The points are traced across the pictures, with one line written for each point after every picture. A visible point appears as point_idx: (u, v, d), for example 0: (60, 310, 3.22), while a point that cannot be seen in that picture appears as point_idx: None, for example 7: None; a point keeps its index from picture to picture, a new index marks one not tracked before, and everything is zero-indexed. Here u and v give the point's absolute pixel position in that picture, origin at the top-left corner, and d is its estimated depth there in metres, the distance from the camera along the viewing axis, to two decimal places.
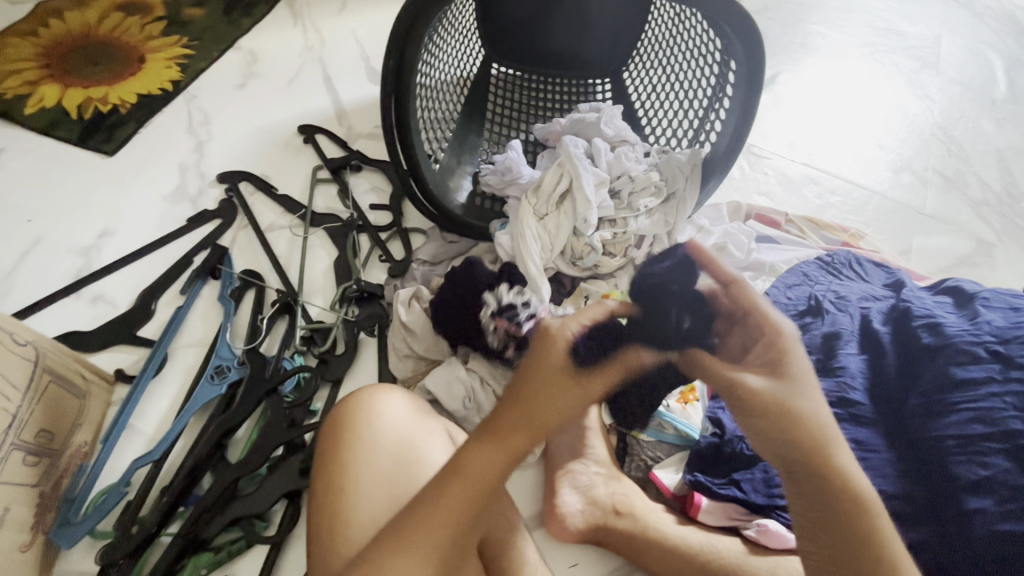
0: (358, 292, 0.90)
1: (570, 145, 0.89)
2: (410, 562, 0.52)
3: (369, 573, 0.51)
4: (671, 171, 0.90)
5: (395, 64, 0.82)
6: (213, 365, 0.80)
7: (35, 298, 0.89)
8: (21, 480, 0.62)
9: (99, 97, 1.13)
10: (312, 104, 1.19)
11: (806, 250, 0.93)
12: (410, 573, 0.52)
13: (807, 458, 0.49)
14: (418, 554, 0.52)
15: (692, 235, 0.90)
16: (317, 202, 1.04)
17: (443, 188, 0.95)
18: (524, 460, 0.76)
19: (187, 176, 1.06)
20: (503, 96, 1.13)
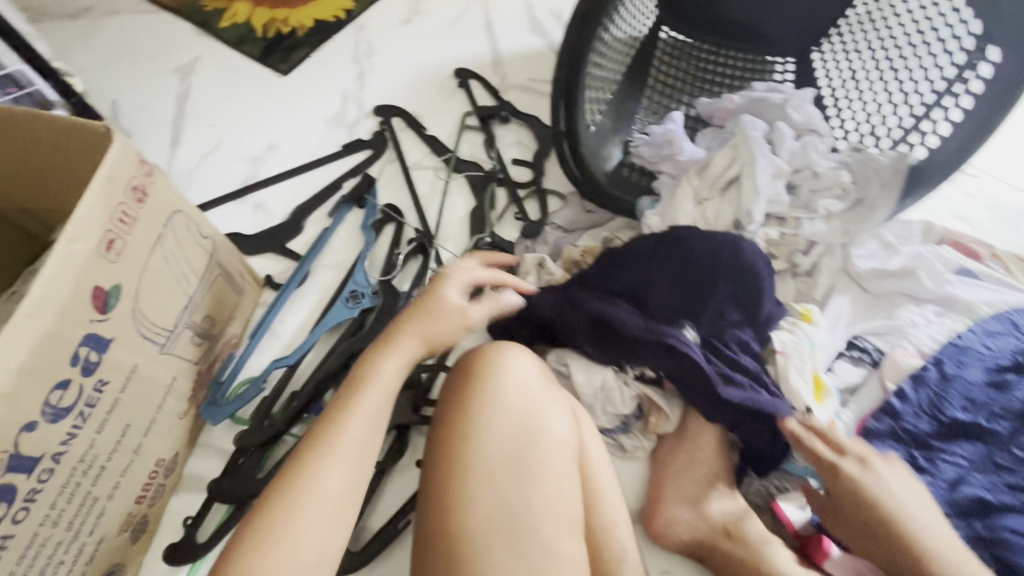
0: (489, 246, 0.90)
1: (748, 126, 0.79)
2: (329, 468, 0.52)
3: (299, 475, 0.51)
4: (865, 173, 0.77)
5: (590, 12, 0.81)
6: (349, 289, 0.82)
7: (209, 197, 0.98)
8: (186, 356, 0.69)
9: (281, 19, 1.20)
10: (470, 48, 1.18)
11: (1017, 295, 0.75)
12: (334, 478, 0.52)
13: (858, 505, 0.57)
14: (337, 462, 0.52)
15: (874, 252, 0.79)
16: (462, 148, 1.04)
17: (595, 153, 0.90)
18: (632, 452, 0.73)
19: (347, 104, 1.10)
20: (667, 68, 1.05)
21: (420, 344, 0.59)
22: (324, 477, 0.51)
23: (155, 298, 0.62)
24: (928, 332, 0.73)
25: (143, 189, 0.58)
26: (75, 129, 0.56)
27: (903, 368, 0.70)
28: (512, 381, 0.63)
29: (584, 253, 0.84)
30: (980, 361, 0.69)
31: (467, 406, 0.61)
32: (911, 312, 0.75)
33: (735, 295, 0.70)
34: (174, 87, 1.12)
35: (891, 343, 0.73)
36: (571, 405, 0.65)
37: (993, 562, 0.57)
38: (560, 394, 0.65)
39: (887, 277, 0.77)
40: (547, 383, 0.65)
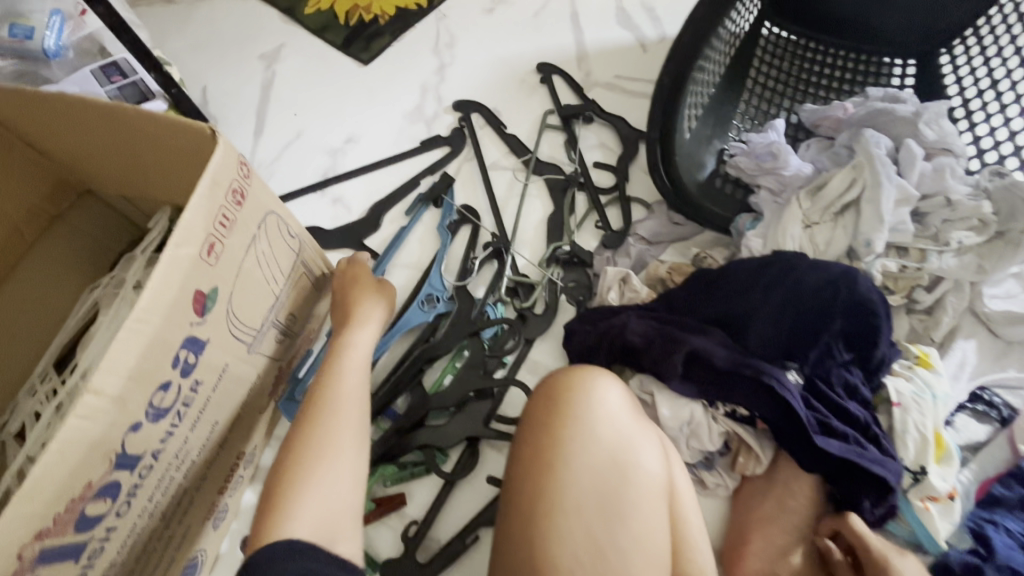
0: (568, 256, 0.86)
1: (870, 143, 0.71)
2: (337, 424, 0.59)
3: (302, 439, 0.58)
4: (1009, 203, 0.68)
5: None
6: (424, 291, 0.81)
7: (290, 188, 0.99)
8: (270, 353, 0.70)
9: (363, 6, 1.19)
10: (554, 40, 1.13)
11: None
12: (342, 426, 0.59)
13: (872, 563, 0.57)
14: (338, 416, 0.60)
15: (1012, 292, 0.70)
16: (542, 149, 1.00)
17: (689, 161, 0.84)
18: (713, 489, 0.69)
19: (426, 97, 1.08)
20: (771, 66, 0.97)
21: (370, 323, 0.71)
22: (333, 425, 0.59)
23: (246, 299, 0.63)
24: None
25: (241, 192, 0.58)
26: (174, 125, 0.55)
27: None
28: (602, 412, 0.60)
29: (671, 270, 0.79)
30: None
31: (555, 435, 0.59)
32: None
33: (849, 339, 0.64)
34: (259, 74, 1.13)
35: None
36: (660, 439, 0.62)
37: None
38: (650, 426, 0.62)
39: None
40: (638, 415, 0.62)
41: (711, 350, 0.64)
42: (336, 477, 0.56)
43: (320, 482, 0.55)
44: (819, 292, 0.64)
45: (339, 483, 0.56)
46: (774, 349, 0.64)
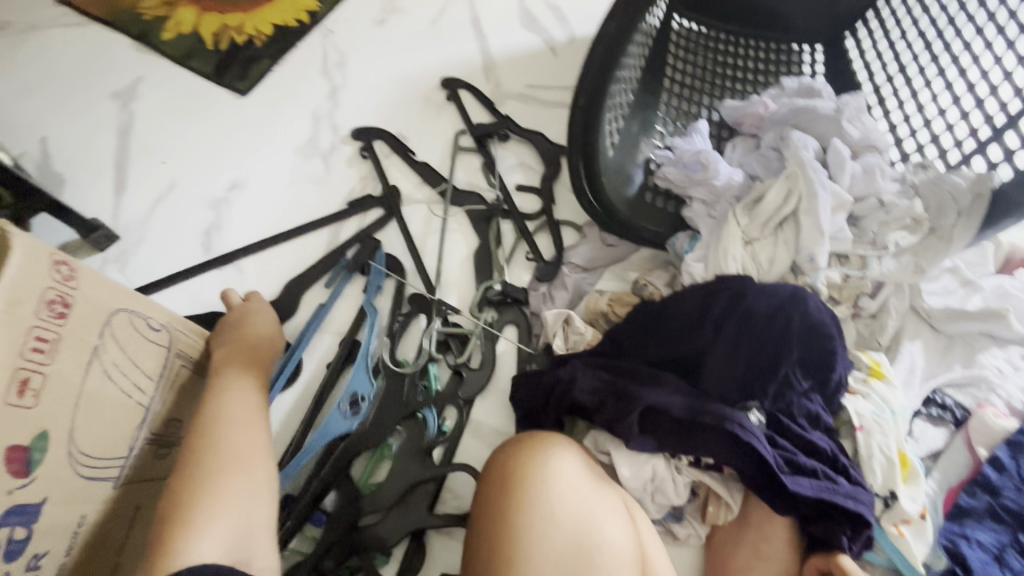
0: (500, 296, 0.77)
1: (797, 146, 0.68)
2: (232, 444, 0.55)
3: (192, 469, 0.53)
4: (938, 198, 0.66)
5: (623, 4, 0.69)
6: (347, 392, 0.67)
7: (166, 252, 0.84)
8: (151, 476, 0.57)
9: (234, 26, 1.03)
10: (457, 50, 1.03)
11: None
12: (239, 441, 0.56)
13: None
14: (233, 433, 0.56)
15: (949, 288, 0.68)
16: (458, 174, 0.91)
17: (617, 177, 0.78)
18: (686, 539, 0.63)
19: (319, 127, 0.95)
20: (686, 61, 0.93)
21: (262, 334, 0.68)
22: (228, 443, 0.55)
23: (97, 424, 0.49)
24: (1016, 383, 0.64)
25: (64, 301, 0.45)
26: None
27: (995, 432, 0.61)
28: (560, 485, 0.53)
29: (612, 302, 0.72)
30: None
31: (509, 522, 0.51)
32: (995, 358, 0.66)
33: (805, 364, 0.59)
34: (113, 117, 0.96)
35: (975, 398, 0.64)
36: (625, 501, 0.55)
37: None
38: (612, 490, 0.55)
39: (966, 317, 0.67)
40: (599, 480, 0.55)
41: (667, 399, 0.58)
42: (244, 493, 0.53)
43: (221, 517, 0.50)
44: (767, 321, 0.59)
45: (249, 509, 0.52)
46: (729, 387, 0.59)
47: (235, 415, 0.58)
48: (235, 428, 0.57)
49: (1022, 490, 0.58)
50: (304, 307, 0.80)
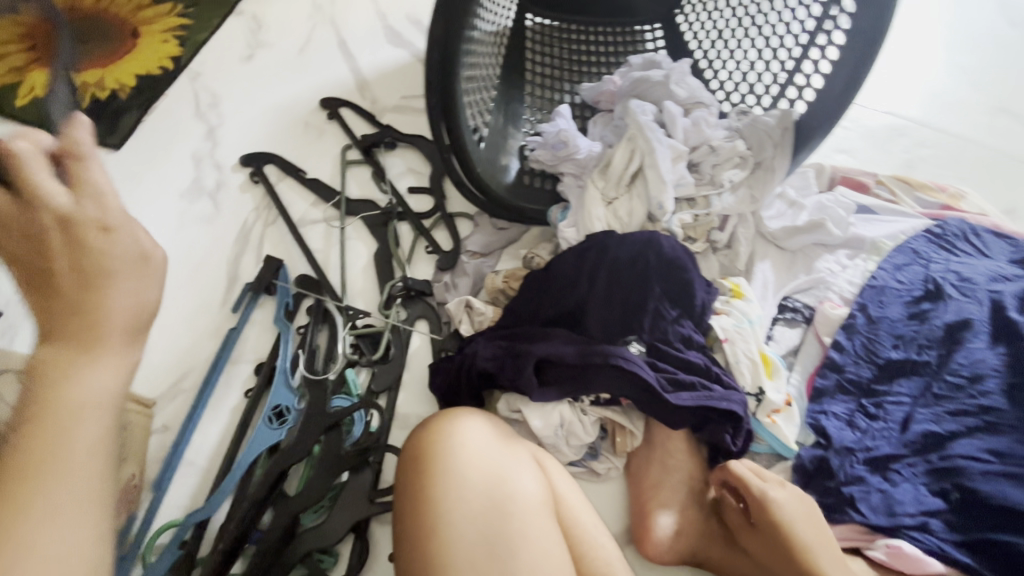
0: (404, 291, 0.82)
1: (637, 111, 0.77)
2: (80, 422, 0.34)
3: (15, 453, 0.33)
4: (757, 137, 0.77)
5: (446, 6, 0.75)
6: (270, 406, 0.71)
7: None
8: None
9: (94, 81, 1.02)
10: (329, 74, 1.07)
11: (911, 221, 0.80)
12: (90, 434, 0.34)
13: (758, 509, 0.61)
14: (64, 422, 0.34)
15: (782, 211, 0.80)
16: (350, 188, 0.94)
17: (491, 166, 0.85)
18: (606, 473, 0.70)
19: (202, 167, 0.96)
20: (544, 53, 1.01)
21: (133, 305, 0.39)
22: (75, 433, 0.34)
23: None
24: (846, 278, 0.75)
25: None
26: None
27: (834, 321, 0.72)
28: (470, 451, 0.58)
29: (507, 279, 0.78)
30: (896, 296, 0.71)
31: (428, 494, 0.55)
32: (828, 262, 0.77)
33: (669, 295, 0.68)
34: None
35: (817, 297, 0.75)
36: (532, 455, 0.62)
37: (958, 494, 0.58)
38: (519, 447, 0.61)
39: (801, 232, 0.78)
40: (506, 441, 0.61)
41: (562, 351, 0.65)
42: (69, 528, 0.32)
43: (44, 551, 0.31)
44: (630, 265, 0.68)
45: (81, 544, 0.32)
46: (616, 328, 0.67)
47: (112, 322, 0.38)
48: (76, 414, 0.34)
49: (860, 362, 0.69)
50: (213, 342, 0.80)
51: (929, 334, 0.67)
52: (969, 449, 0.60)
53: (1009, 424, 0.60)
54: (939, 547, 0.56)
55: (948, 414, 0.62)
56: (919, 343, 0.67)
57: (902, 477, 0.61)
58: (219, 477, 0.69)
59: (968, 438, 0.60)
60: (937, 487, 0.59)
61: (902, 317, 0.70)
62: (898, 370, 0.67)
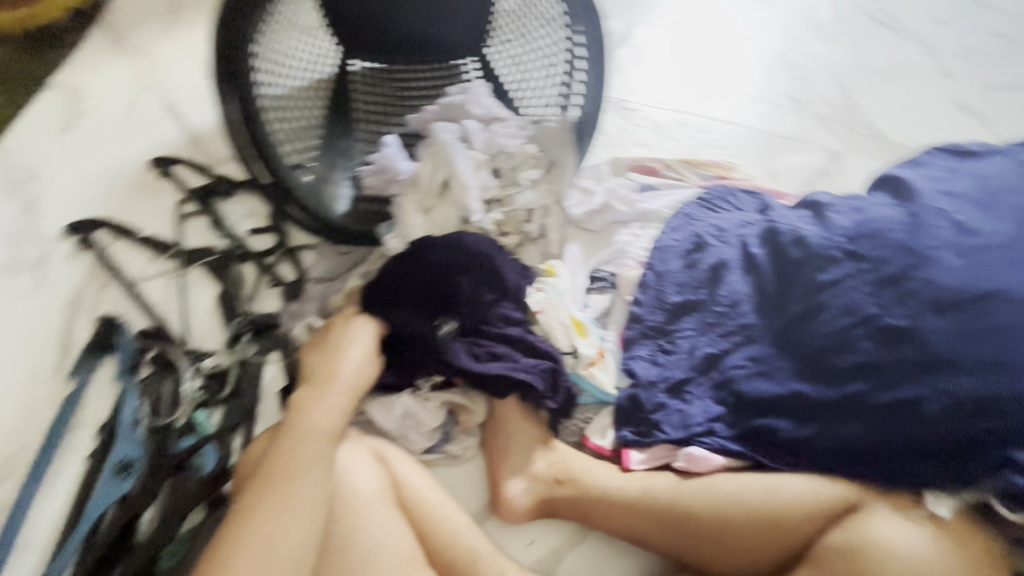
0: (251, 326, 0.84)
1: (441, 132, 0.87)
2: (288, 481, 0.58)
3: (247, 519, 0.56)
4: (546, 140, 0.91)
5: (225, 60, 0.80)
6: (114, 460, 0.71)
7: None
8: None
9: None
10: (159, 134, 1.09)
11: (684, 191, 0.98)
12: (295, 490, 0.58)
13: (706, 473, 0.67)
14: (287, 483, 0.58)
15: (580, 199, 0.93)
16: (189, 239, 0.96)
17: (318, 197, 0.94)
18: (464, 454, 0.76)
19: (23, 243, 0.93)
20: (372, 93, 1.04)
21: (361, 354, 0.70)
22: (280, 498, 0.57)
23: None
24: (640, 245, 0.89)
25: None
26: None
27: (632, 282, 0.85)
28: (278, 451, 0.61)
29: (347, 295, 0.83)
30: (675, 252, 0.85)
31: (250, 524, 0.55)
32: (625, 235, 0.91)
33: (484, 282, 0.77)
34: None
35: (618, 265, 0.88)
36: (341, 381, 0.68)
37: (732, 399, 0.71)
38: (326, 378, 0.67)
39: (598, 213, 0.92)
40: (304, 408, 0.65)
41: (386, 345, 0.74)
42: (279, 510, 0.56)
43: (278, 513, 0.56)
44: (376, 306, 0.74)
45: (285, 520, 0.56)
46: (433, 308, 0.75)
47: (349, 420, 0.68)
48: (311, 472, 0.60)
49: (655, 310, 0.81)
50: (49, 414, 0.78)
51: (699, 277, 0.81)
52: (737, 360, 0.72)
53: (760, 330, 0.73)
54: (720, 443, 0.68)
55: (719, 336, 0.75)
56: (694, 286, 0.81)
57: (694, 396, 0.73)
58: (60, 544, 0.67)
59: (737, 351, 0.73)
60: (719, 397, 0.72)
61: (680, 268, 0.83)
62: (682, 311, 0.80)
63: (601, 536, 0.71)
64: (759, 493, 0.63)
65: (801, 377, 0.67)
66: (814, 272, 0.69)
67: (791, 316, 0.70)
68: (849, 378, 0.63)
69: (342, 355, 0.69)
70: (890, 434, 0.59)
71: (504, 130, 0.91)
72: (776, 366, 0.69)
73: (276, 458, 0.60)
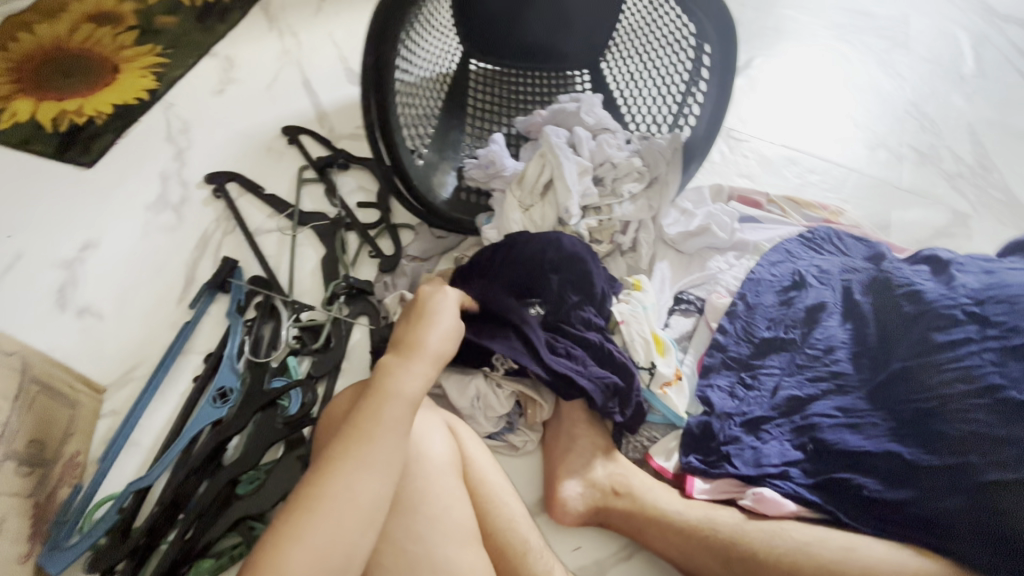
0: (347, 289, 0.90)
1: (551, 135, 0.90)
2: (374, 445, 0.54)
3: (327, 476, 0.52)
4: (653, 156, 0.91)
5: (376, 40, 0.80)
6: (215, 388, 0.79)
7: (18, 313, 0.88)
8: (13, 490, 0.63)
9: (74, 110, 1.13)
10: (293, 106, 1.20)
11: (787, 228, 0.95)
12: (380, 455, 0.54)
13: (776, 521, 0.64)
14: (372, 443, 0.54)
15: (677, 219, 0.92)
16: (305, 202, 1.04)
17: (427, 184, 0.95)
18: (523, 447, 0.78)
19: (169, 185, 1.06)
20: (486, 92, 1.11)
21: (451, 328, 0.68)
22: (365, 459, 0.53)
23: None
24: (732, 275, 0.87)
25: None
26: None
27: (720, 309, 0.83)
28: (364, 409, 0.57)
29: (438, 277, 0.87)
30: (769, 286, 0.83)
31: (327, 482, 0.51)
32: (718, 261, 0.89)
33: (571, 284, 0.78)
34: None
35: (707, 290, 0.87)
36: (429, 352, 0.65)
37: (812, 446, 0.68)
38: (419, 346, 0.65)
39: (694, 236, 0.90)
40: (389, 371, 0.61)
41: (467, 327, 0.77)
42: (361, 472, 0.52)
43: (362, 476, 0.52)
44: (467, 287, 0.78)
45: (365, 484, 0.52)
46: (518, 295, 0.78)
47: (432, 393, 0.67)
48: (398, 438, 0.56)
49: (741, 342, 0.79)
50: (167, 335, 0.87)
51: (794, 315, 0.79)
52: (824, 407, 0.69)
53: (855, 384, 0.70)
54: (794, 490, 0.65)
55: (808, 380, 0.72)
56: (786, 324, 0.78)
57: (771, 436, 0.70)
58: (161, 451, 0.75)
59: (823, 399, 0.70)
60: (797, 441, 0.69)
61: (774, 304, 0.81)
62: (767, 348, 0.77)
63: (647, 556, 0.70)
64: (834, 549, 0.59)
65: (897, 437, 0.63)
66: (928, 330, 0.65)
67: (895, 373, 0.66)
68: (954, 448, 0.58)
69: (430, 326, 0.67)
70: (1004, 517, 0.53)
71: (611, 141, 0.92)
72: (870, 422, 0.65)
73: (361, 416, 0.56)
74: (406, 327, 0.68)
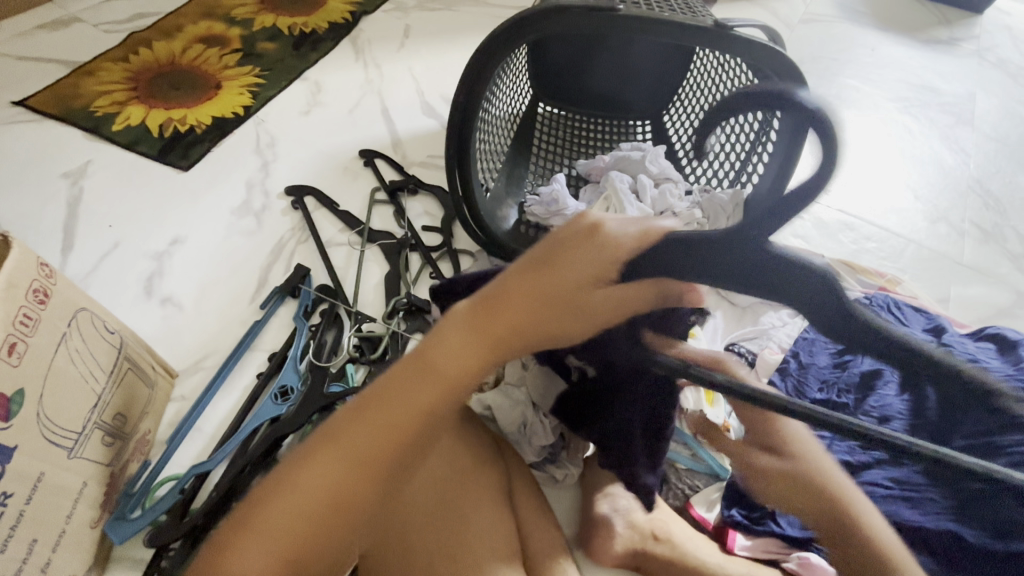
0: (406, 306, 0.94)
1: (616, 180, 0.95)
2: (361, 432, 0.49)
3: (308, 457, 0.49)
4: (713, 209, 0.94)
5: (465, 79, 0.85)
6: (278, 386, 0.83)
7: (109, 297, 0.96)
8: (98, 459, 0.67)
9: (178, 118, 1.25)
10: (370, 131, 1.29)
11: (843, 292, 0.96)
12: (364, 445, 0.49)
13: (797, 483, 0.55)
14: (362, 433, 0.49)
15: None
16: (374, 220, 1.11)
17: (493, 215, 1.00)
18: (563, 479, 0.79)
19: (253, 193, 1.14)
20: (552, 133, 1.17)
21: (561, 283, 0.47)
22: (350, 448, 0.49)
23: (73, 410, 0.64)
24: (785, 332, 0.90)
25: (44, 291, 0.61)
26: None
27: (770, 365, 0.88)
28: (374, 390, 0.50)
29: None
30: (824, 346, 0.81)
31: (305, 465, 0.48)
32: (772, 317, 0.91)
33: None
34: (64, 192, 1.10)
35: (759, 345, 0.90)
36: (508, 317, 0.48)
37: None
38: (492, 312, 0.49)
39: None
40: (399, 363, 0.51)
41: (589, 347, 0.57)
42: (337, 460, 0.48)
43: (338, 465, 0.48)
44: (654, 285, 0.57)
45: (341, 474, 0.48)
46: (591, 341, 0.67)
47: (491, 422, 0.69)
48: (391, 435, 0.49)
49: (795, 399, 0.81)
50: (238, 331, 0.93)
51: (847, 380, 0.79)
52: (876, 477, 0.68)
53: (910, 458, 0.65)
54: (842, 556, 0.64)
55: (860, 447, 0.70)
56: (839, 388, 0.79)
57: None
58: (222, 440, 0.79)
59: (876, 467, 0.69)
60: None
61: (828, 364, 0.81)
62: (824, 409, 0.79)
63: None
64: None
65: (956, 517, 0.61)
66: None
67: (955, 451, 0.64)
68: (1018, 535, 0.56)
69: (545, 273, 0.47)
70: None
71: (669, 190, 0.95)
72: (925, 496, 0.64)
73: (365, 398, 0.50)
74: (510, 275, 0.50)
